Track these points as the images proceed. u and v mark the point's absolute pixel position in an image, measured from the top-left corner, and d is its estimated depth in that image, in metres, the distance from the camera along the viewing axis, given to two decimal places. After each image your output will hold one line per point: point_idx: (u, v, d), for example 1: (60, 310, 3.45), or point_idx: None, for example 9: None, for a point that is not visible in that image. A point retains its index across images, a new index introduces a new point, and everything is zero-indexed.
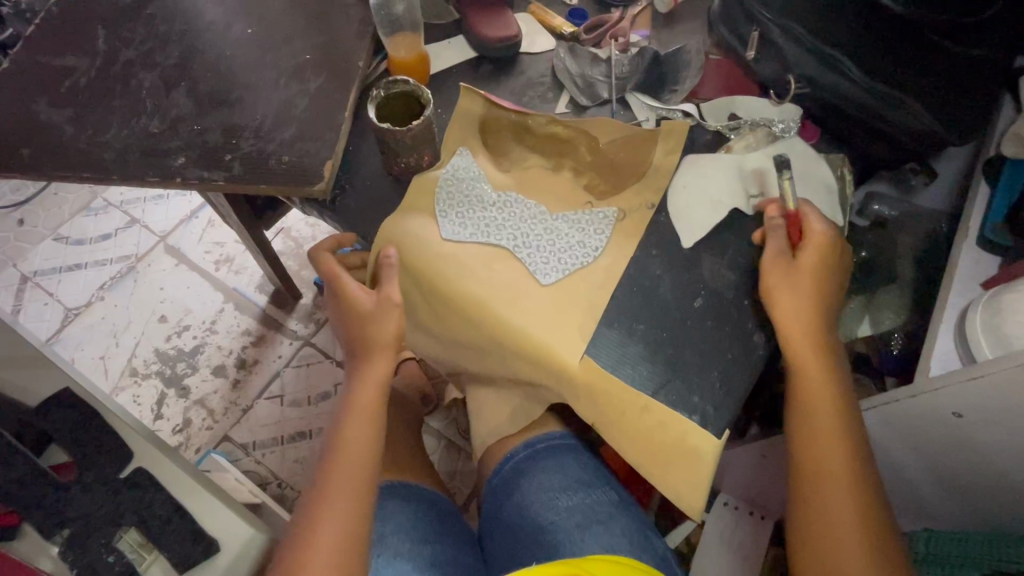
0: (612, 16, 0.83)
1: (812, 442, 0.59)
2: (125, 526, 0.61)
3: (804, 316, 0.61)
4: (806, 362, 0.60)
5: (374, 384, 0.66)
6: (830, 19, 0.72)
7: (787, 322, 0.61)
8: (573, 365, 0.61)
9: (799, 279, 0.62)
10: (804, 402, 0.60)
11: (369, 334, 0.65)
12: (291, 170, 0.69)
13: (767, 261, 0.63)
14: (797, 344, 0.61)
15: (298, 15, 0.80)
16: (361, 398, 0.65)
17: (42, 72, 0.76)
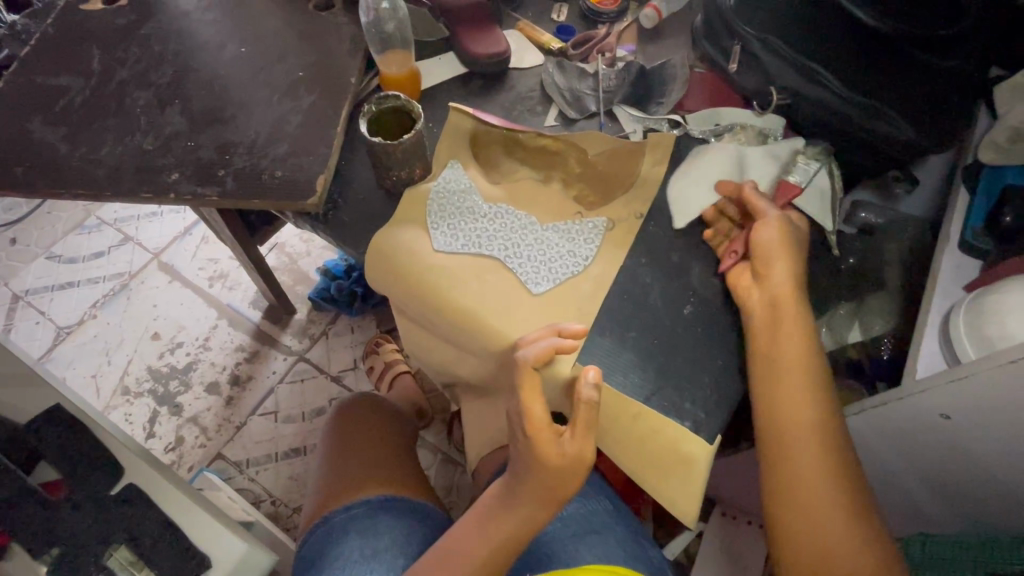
0: (599, 32, 0.85)
1: (793, 401, 0.58)
2: (115, 543, 0.60)
3: (791, 277, 0.62)
4: (794, 322, 0.60)
5: (517, 520, 0.59)
6: (803, 34, 0.74)
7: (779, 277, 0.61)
8: (566, 374, 0.62)
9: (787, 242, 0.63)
10: (782, 359, 0.59)
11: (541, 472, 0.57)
12: (283, 184, 0.69)
13: (764, 221, 0.64)
14: (785, 302, 0.61)
15: (291, 34, 0.82)
16: (494, 530, 0.59)
17: (38, 92, 0.77)
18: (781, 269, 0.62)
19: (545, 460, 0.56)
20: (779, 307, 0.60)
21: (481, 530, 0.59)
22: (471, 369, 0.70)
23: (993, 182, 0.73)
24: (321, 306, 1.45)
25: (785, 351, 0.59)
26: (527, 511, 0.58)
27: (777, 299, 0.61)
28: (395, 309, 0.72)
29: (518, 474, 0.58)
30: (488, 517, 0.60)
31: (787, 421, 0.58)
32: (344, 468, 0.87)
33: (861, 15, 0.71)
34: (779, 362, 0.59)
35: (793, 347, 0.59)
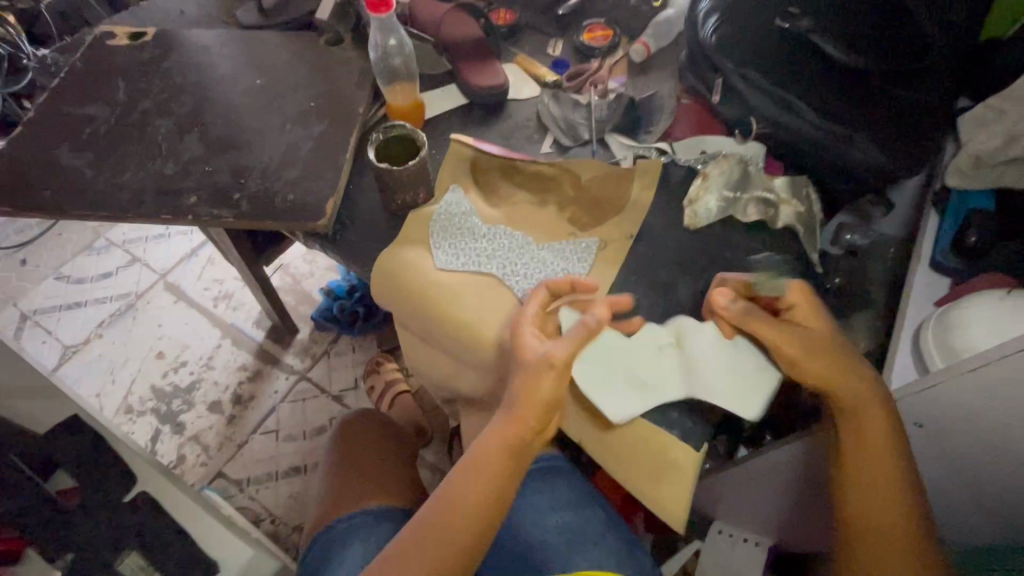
0: (592, 65, 0.91)
1: (863, 495, 0.59)
2: (127, 549, 0.62)
3: (859, 386, 0.60)
4: (868, 426, 0.59)
5: (509, 424, 0.60)
6: (782, 69, 0.80)
7: (850, 393, 0.59)
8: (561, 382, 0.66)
9: (819, 351, 0.60)
10: (874, 469, 0.59)
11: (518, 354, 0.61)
12: (294, 207, 0.74)
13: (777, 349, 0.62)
14: (864, 413, 0.59)
15: (304, 68, 0.87)
16: (491, 441, 0.60)
17: (64, 120, 0.82)
18: (847, 383, 0.60)
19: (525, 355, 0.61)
20: (852, 410, 0.60)
21: (481, 443, 0.61)
22: (469, 382, 0.73)
23: (959, 206, 0.80)
24: (323, 325, 1.48)
25: (867, 450, 0.59)
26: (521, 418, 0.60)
27: (854, 410, 0.60)
28: (398, 324, 0.75)
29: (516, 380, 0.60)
30: (487, 430, 0.61)
31: (873, 530, 0.59)
32: (346, 482, 0.90)
33: (832, 51, 0.79)
34: (866, 474, 0.59)
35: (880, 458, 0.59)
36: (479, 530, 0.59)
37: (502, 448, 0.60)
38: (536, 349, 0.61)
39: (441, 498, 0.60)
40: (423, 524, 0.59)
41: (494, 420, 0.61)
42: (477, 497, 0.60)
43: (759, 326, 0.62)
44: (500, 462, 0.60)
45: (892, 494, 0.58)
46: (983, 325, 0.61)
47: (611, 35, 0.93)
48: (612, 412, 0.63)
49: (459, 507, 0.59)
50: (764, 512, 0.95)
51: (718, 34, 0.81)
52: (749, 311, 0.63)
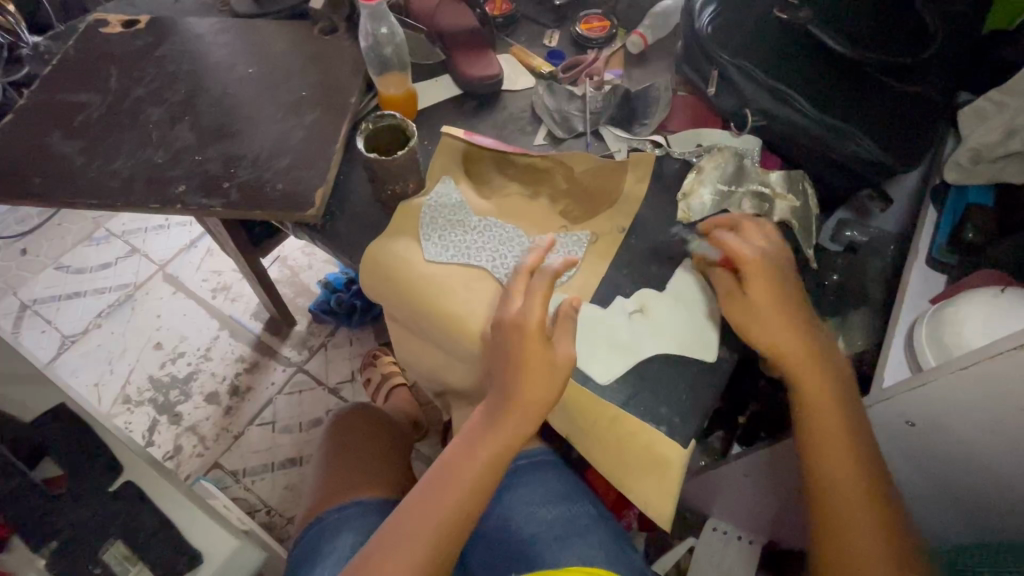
0: (588, 57, 0.90)
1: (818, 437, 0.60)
2: (112, 538, 0.62)
3: (786, 329, 0.62)
4: (801, 364, 0.61)
5: (495, 431, 0.60)
6: (779, 62, 0.78)
7: (774, 336, 0.61)
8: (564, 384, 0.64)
9: (762, 308, 0.62)
10: (810, 405, 0.61)
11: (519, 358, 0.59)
12: (285, 196, 0.73)
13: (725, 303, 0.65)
14: (805, 372, 0.61)
15: (298, 57, 0.87)
16: (475, 447, 0.60)
17: (57, 108, 0.82)
18: (789, 341, 0.61)
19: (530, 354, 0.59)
20: (784, 355, 0.61)
21: (464, 444, 0.61)
22: (457, 374, 0.72)
23: (958, 201, 0.79)
24: (321, 318, 1.48)
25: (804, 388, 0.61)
26: (522, 414, 0.60)
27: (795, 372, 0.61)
28: (388, 317, 0.75)
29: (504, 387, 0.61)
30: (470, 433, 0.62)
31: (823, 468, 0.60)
32: (335, 475, 0.89)
33: (830, 44, 0.76)
34: (817, 436, 0.60)
35: (825, 419, 0.60)
36: (458, 536, 0.59)
37: (485, 453, 0.60)
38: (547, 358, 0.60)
39: (419, 499, 0.60)
40: (413, 505, 0.59)
41: (476, 423, 0.62)
42: (456, 500, 0.59)
43: (716, 281, 0.67)
44: (484, 466, 0.60)
45: (842, 441, 0.59)
46: (978, 322, 0.59)
47: (608, 27, 0.92)
48: (600, 374, 0.64)
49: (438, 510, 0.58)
50: (759, 510, 0.95)
51: (714, 25, 0.80)
52: (711, 266, 0.68)
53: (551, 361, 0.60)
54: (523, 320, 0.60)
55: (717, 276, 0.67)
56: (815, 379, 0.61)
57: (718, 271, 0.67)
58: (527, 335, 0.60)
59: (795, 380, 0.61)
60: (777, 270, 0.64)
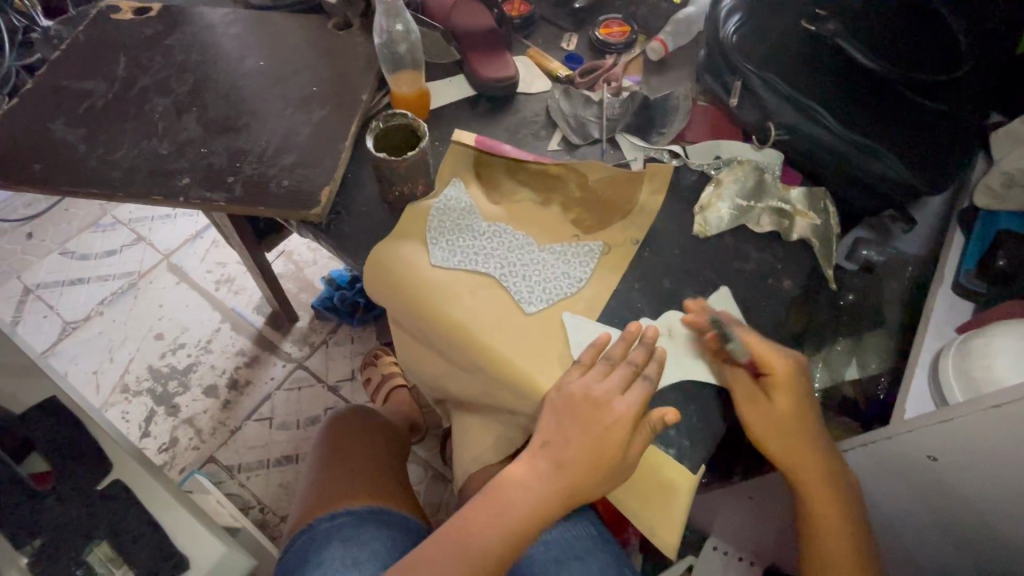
0: (606, 62, 0.88)
1: (823, 529, 0.62)
2: (96, 539, 0.60)
3: (795, 443, 0.61)
4: (811, 474, 0.61)
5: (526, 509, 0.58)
6: (805, 74, 0.75)
7: (782, 449, 0.60)
8: None
9: (787, 428, 0.60)
10: (816, 506, 0.61)
11: (586, 455, 0.58)
12: (290, 193, 0.71)
13: (746, 408, 0.61)
14: (819, 494, 0.61)
15: (309, 52, 0.85)
16: (501, 517, 0.58)
17: (62, 94, 0.80)
18: (806, 465, 0.61)
19: (607, 418, 0.58)
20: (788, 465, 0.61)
21: (491, 510, 0.58)
22: (458, 383, 0.70)
23: (987, 226, 0.76)
24: (323, 315, 1.47)
25: (811, 493, 0.61)
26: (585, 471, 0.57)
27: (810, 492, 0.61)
28: (392, 322, 0.73)
29: (554, 468, 0.58)
30: (497, 498, 0.59)
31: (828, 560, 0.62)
32: (330, 478, 0.87)
33: (859, 57, 0.74)
34: (825, 551, 0.62)
35: (832, 539, 0.61)
36: None
37: (509, 528, 0.58)
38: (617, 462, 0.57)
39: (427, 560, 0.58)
40: (451, 531, 0.58)
41: (510, 493, 0.58)
42: (465, 567, 0.56)
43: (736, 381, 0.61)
44: (504, 540, 0.57)
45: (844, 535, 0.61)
46: (1006, 356, 0.57)
47: (628, 32, 0.90)
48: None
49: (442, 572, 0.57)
50: (763, 532, 0.92)
51: (741, 33, 0.77)
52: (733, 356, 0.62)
53: (623, 461, 0.57)
54: (594, 402, 0.58)
55: (735, 376, 0.62)
56: (824, 499, 0.61)
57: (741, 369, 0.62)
58: (602, 436, 0.57)
59: (807, 498, 0.62)
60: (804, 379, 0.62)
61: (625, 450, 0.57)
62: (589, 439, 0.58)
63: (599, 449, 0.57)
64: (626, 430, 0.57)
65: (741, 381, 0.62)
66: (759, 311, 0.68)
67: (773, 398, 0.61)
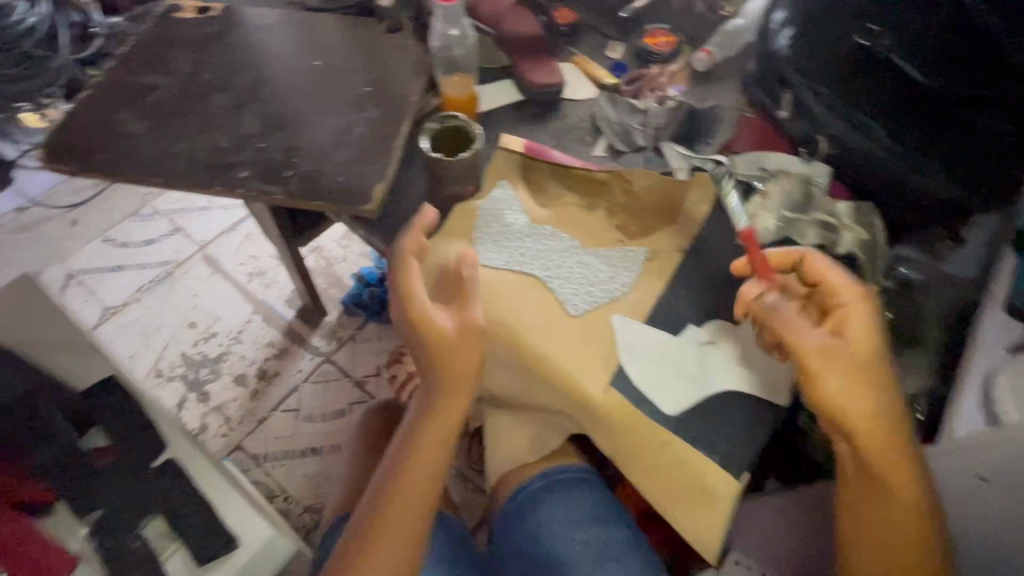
0: (651, 71, 0.88)
1: (888, 477, 0.59)
2: (152, 514, 0.65)
3: (862, 389, 0.58)
4: (873, 422, 0.58)
5: (435, 443, 0.67)
6: (854, 89, 0.75)
7: (853, 399, 0.58)
8: (672, 451, 0.61)
9: (855, 371, 0.59)
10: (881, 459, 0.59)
11: (450, 374, 0.64)
12: (344, 189, 0.74)
13: (817, 352, 0.58)
14: (880, 445, 0.59)
15: (362, 53, 0.87)
16: (416, 467, 0.66)
17: (129, 87, 0.84)
18: (877, 415, 0.58)
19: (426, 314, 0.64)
20: (852, 420, 0.58)
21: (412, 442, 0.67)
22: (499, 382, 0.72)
23: None
24: (352, 310, 1.50)
25: (876, 445, 0.58)
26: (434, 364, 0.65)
27: (875, 455, 0.59)
28: None
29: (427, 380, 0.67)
30: (404, 463, 0.66)
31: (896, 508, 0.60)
32: None
33: (911, 73, 0.72)
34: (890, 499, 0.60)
35: (902, 483, 0.59)
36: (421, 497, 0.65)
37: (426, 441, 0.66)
38: (444, 347, 0.63)
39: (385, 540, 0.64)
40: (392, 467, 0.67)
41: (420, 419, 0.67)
42: (403, 484, 0.65)
43: (799, 330, 0.60)
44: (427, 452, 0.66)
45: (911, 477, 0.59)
46: None
47: (675, 43, 0.90)
48: (667, 404, 0.62)
49: (408, 523, 0.65)
50: None
51: (792, 47, 0.78)
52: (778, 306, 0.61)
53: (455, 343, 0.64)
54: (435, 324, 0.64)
55: (795, 326, 0.60)
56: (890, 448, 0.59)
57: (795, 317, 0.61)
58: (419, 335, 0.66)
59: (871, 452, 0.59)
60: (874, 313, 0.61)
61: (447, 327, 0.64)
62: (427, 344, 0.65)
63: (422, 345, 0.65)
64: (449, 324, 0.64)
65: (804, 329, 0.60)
66: None
67: (849, 336, 0.60)
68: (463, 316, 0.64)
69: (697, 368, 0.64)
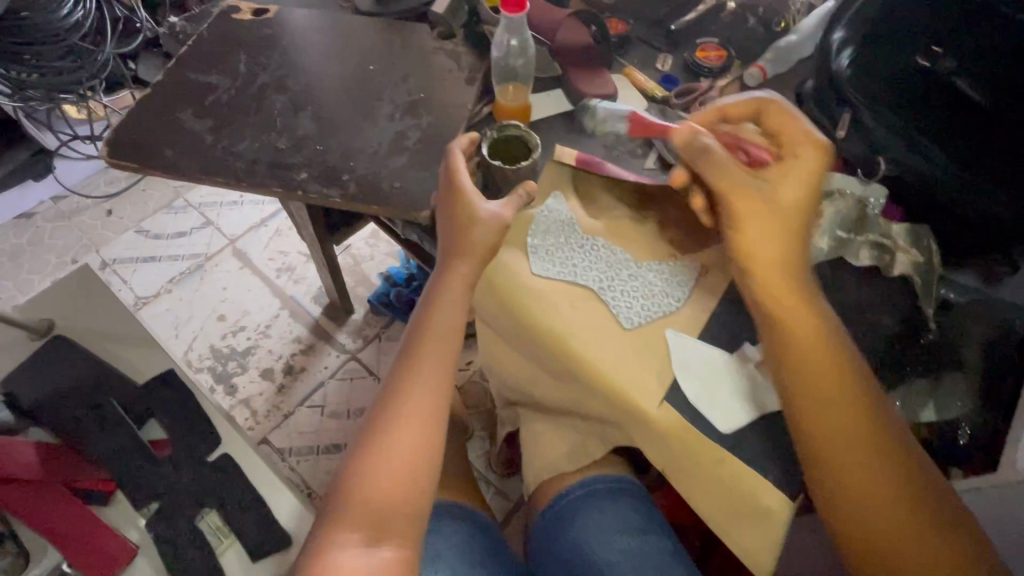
0: (703, 85, 0.88)
1: (821, 378, 0.58)
2: (207, 509, 0.79)
3: (780, 243, 0.60)
4: (795, 309, 0.60)
5: (444, 338, 0.64)
6: (912, 109, 0.75)
7: (769, 253, 0.60)
8: (730, 469, 0.61)
9: (778, 226, 0.60)
10: (812, 351, 0.59)
11: (472, 254, 0.65)
12: (401, 194, 0.75)
13: (740, 189, 0.60)
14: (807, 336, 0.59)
15: (417, 59, 0.88)
16: (422, 369, 0.63)
17: (190, 86, 0.85)
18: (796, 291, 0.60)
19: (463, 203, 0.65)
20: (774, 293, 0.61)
21: (423, 344, 0.64)
22: (548, 390, 0.73)
23: None
24: (378, 309, 1.52)
25: (801, 335, 0.59)
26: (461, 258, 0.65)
27: (799, 336, 0.59)
28: (483, 321, 0.75)
29: (445, 273, 0.65)
30: (414, 355, 0.63)
31: (840, 417, 0.58)
32: None
33: (962, 84, 0.73)
34: (831, 404, 0.58)
35: (835, 387, 0.58)
36: (431, 399, 0.62)
37: (443, 343, 0.64)
38: (468, 226, 0.65)
39: (407, 417, 0.60)
40: (404, 361, 0.64)
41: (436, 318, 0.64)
42: (413, 389, 0.62)
43: (723, 169, 0.61)
44: (442, 351, 0.64)
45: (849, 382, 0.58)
46: None
47: (725, 57, 0.90)
48: (721, 422, 0.62)
49: (412, 425, 0.60)
50: None
51: (853, 68, 0.76)
52: (705, 146, 0.61)
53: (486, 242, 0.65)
54: (471, 228, 0.65)
55: (723, 162, 0.61)
56: (816, 334, 0.59)
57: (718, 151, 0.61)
58: (441, 228, 0.67)
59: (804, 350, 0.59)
60: (824, 170, 0.60)
61: (473, 222, 0.65)
62: (452, 233, 0.65)
63: (445, 234, 0.66)
64: (474, 215, 0.65)
65: (721, 162, 0.61)
66: (858, 342, 0.70)
67: (781, 185, 0.60)
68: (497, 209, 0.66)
69: (752, 386, 0.64)
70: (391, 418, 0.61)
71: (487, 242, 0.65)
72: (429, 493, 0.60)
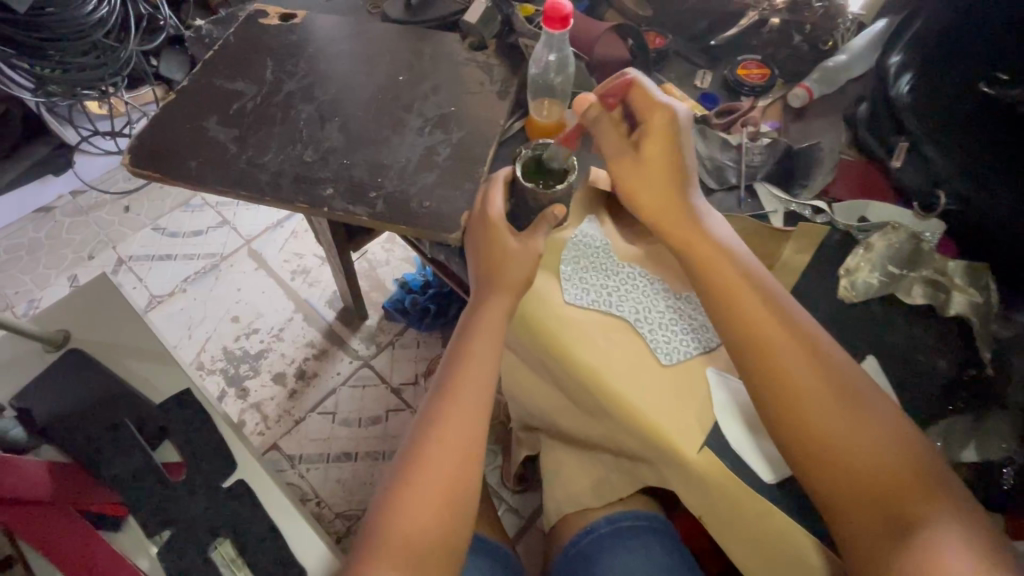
0: (743, 105, 0.85)
1: (743, 318, 0.59)
2: (221, 538, 0.75)
3: (662, 192, 0.65)
4: (708, 249, 0.63)
5: (481, 367, 0.61)
6: (972, 141, 0.71)
7: (654, 198, 0.65)
8: (773, 522, 0.58)
9: (655, 176, 0.65)
10: (725, 292, 0.61)
11: (503, 284, 0.63)
12: (431, 215, 0.72)
13: (617, 160, 0.67)
14: (719, 277, 0.62)
15: (447, 69, 0.86)
16: (460, 399, 0.59)
17: (215, 93, 0.83)
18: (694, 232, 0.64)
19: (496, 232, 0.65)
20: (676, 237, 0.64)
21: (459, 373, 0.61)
22: (577, 422, 0.70)
23: None
24: (392, 316, 1.49)
25: (711, 276, 0.62)
26: (497, 290, 0.63)
27: (713, 278, 0.62)
28: (510, 348, 0.73)
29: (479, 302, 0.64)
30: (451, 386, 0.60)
31: (769, 356, 0.57)
32: None
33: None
34: (761, 344, 0.58)
35: (758, 324, 0.58)
36: (469, 430, 0.59)
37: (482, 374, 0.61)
38: (503, 260, 0.63)
39: (443, 445, 0.57)
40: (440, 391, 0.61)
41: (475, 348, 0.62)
42: (451, 419, 0.59)
43: (605, 139, 0.68)
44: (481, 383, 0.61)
45: (770, 317, 0.58)
46: None
47: (768, 75, 0.87)
48: (764, 471, 0.60)
49: (450, 457, 0.57)
50: None
51: (914, 91, 0.76)
52: (597, 118, 0.67)
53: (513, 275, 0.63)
54: (503, 257, 0.64)
55: (603, 130, 0.67)
56: (726, 268, 0.62)
57: (604, 121, 0.67)
58: (473, 261, 0.67)
59: (722, 292, 0.61)
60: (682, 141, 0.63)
61: (503, 251, 0.64)
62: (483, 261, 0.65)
63: (479, 263, 0.65)
64: (505, 240, 0.64)
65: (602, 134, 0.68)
66: (905, 386, 0.67)
67: (643, 148, 0.64)
68: (529, 240, 0.64)
69: None
70: (429, 450, 0.57)
71: (521, 276, 0.64)
72: (468, 529, 0.57)
